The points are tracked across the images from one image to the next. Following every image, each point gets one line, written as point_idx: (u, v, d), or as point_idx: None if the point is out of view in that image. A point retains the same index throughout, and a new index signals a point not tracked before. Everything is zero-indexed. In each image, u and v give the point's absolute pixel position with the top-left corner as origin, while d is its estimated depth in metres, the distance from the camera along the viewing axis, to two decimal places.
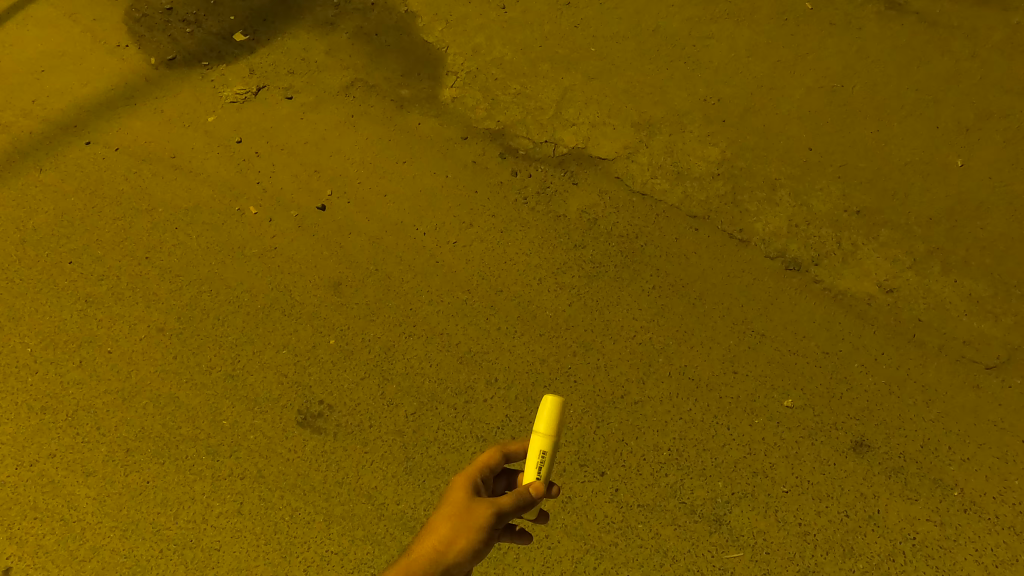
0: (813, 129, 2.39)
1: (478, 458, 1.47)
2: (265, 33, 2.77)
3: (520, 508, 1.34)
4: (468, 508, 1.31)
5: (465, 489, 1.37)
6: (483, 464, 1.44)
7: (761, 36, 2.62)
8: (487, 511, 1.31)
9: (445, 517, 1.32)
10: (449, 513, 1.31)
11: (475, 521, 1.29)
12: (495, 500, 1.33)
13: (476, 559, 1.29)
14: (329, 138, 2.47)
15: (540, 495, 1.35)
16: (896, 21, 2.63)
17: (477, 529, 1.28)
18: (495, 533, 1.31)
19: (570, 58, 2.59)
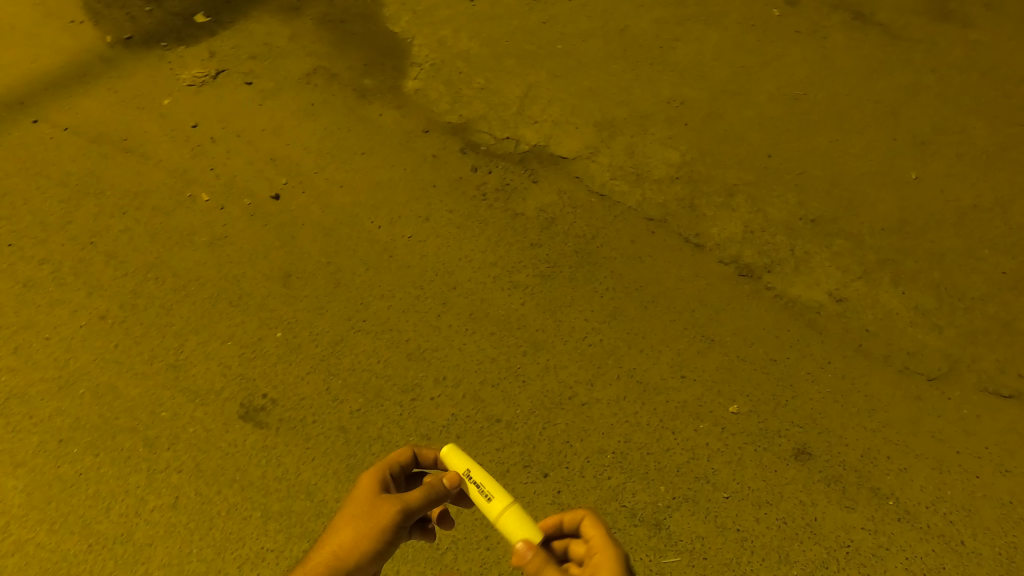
0: (773, 136, 2.41)
1: (390, 454, 1.56)
2: (227, 16, 2.73)
3: (430, 503, 1.42)
4: (374, 507, 1.40)
5: (374, 486, 1.46)
6: (393, 461, 1.54)
7: (728, 41, 2.64)
8: (392, 510, 1.40)
9: (349, 518, 1.41)
10: (354, 514, 1.41)
11: (381, 521, 1.39)
12: (401, 498, 1.41)
13: (381, 557, 1.40)
14: (287, 126, 2.42)
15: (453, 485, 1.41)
16: (859, 31, 2.68)
17: (380, 528, 1.38)
18: (401, 528, 1.41)
19: (536, 54, 2.57)
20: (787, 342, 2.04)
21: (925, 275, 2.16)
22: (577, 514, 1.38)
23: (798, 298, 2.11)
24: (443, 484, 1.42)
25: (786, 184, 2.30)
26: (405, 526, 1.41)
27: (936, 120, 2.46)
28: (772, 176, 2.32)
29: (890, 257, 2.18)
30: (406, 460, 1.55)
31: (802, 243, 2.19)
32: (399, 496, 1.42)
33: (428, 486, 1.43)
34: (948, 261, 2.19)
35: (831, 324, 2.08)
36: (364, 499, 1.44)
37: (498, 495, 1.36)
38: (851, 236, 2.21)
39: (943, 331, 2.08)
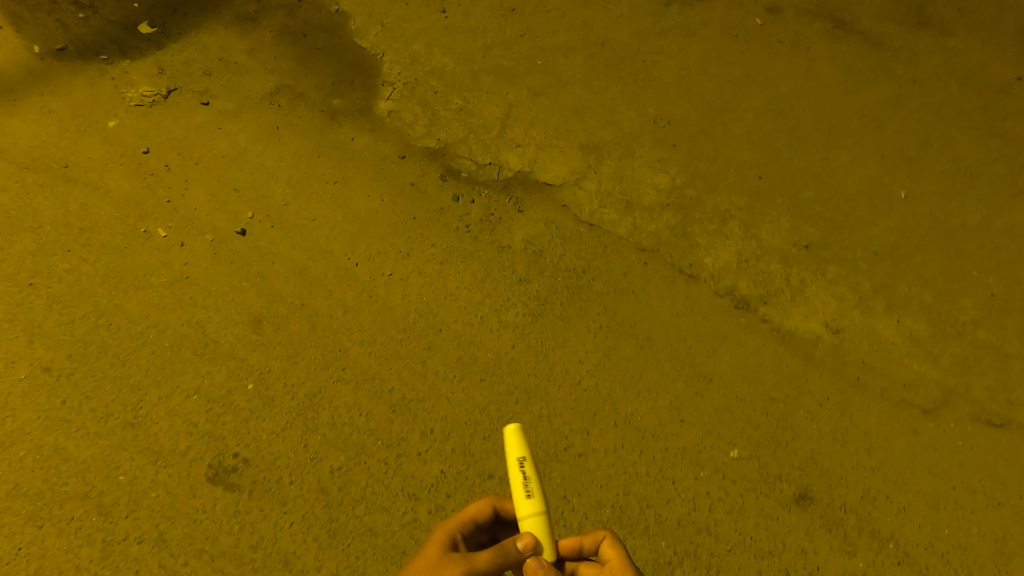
0: (763, 155, 2.28)
1: (465, 509, 1.48)
2: (175, 26, 2.55)
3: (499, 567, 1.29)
4: (440, 566, 1.30)
5: (444, 544, 1.37)
6: (472, 517, 1.46)
7: (710, 52, 2.49)
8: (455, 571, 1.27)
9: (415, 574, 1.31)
10: (420, 570, 1.31)
11: None
12: (470, 560, 1.28)
13: None
14: (251, 152, 2.24)
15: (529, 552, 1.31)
16: (841, 41, 2.54)
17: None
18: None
19: (515, 70, 2.43)
20: (786, 379, 1.98)
21: (918, 302, 2.10)
22: (597, 536, 1.48)
23: (795, 330, 2.04)
24: (515, 547, 1.31)
25: (778, 209, 2.20)
26: None
27: (920, 135, 2.37)
28: (764, 200, 2.21)
29: (884, 283, 2.12)
30: (483, 515, 1.47)
31: (798, 271, 2.11)
32: (466, 557, 1.30)
33: (500, 547, 1.31)
34: (940, 286, 2.12)
35: (828, 358, 2.01)
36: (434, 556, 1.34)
37: (536, 496, 1.42)
38: (846, 261, 2.14)
39: (937, 360, 2.03)
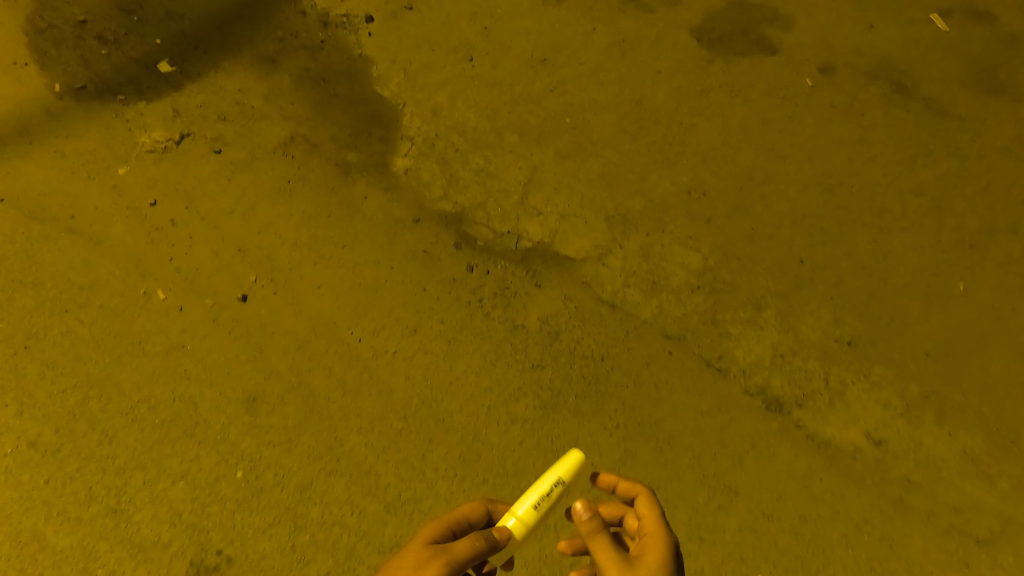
0: (807, 235, 2.08)
1: (458, 509, 1.44)
2: (194, 65, 2.43)
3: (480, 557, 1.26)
4: (424, 555, 1.25)
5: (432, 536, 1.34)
6: (464, 515, 1.42)
7: (755, 116, 2.31)
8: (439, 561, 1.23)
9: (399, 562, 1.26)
10: (404, 559, 1.26)
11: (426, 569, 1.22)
12: (448, 550, 1.25)
13: None
14: (258, 209, 2.15)
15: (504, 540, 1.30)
16: (901, 106, 2.31)
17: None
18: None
19: (541, 128, 2.28)
20: (819, 496, 1.79)
21: (974, 412, 1.87)
22: (634, 487, 1.49)
23: (832, 439, 1.84)
24: (495, 538, 1.29)
25: (820, 298, 1.99)
26: None
27: (985, 217, 2.12)
28: (805, 287, 2.01)
29: (935, 389, 1.90)
30: (476, 516, 1.43)
31: (838, 370, 1.91)
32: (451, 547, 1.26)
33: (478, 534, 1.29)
34: (1000, 395, 1.89)
35: (868, 473, 1.82)
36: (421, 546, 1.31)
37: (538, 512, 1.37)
38: (893, 361, 1.92)
39: (994, 483, 1.81)
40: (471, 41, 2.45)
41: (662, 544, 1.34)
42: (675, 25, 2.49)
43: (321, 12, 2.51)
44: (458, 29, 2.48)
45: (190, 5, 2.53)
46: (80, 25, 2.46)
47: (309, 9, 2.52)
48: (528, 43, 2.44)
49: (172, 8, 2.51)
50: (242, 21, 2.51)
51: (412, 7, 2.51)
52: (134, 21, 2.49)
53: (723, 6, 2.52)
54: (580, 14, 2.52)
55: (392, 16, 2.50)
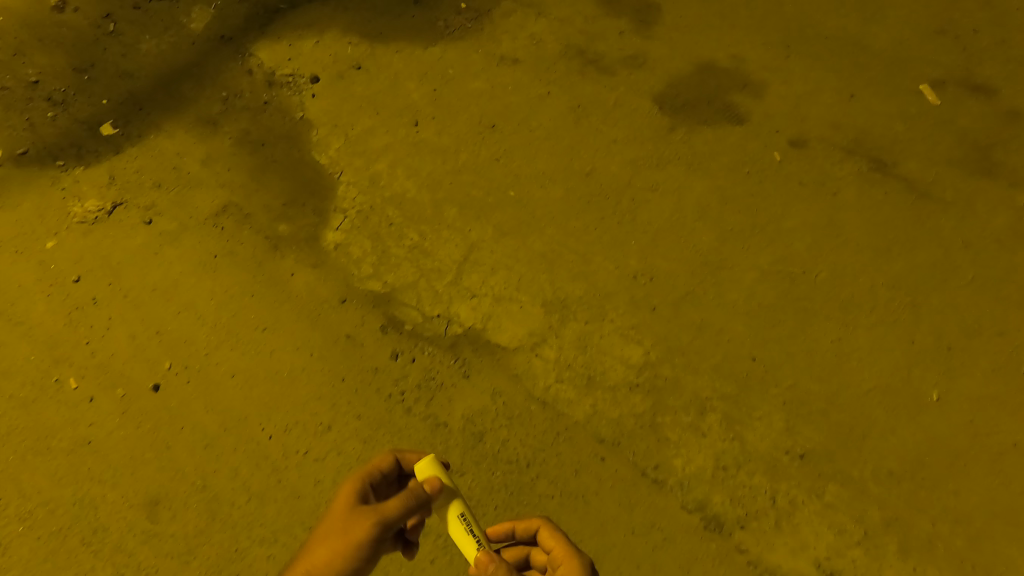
0: (761, 330, 1.93)
1: (372, 460, 1.42)
2: (137, 127, 2.35)
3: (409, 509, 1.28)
4: (348, 526, 1.26)
5: (348, 499, 1.33)
6: (375, 468, 1.40)
7: (715, 192, 2.15)
8: (367, 525, 1.26)
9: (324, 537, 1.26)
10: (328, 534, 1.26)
11: (355, 539, 1.25)
12: (379, 510, 1.28)
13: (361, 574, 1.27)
14: (183, 286, 2.04)
15: (435, 490, 1.30)
16: (879, 186, 2.18)
17: (357, 544, 1.24)
18: (381, 543, 1.27)
19: (483, 201, 2.13)
20: None
21: (944, 545, 1.69)
22: (532, 522, 1.42)
23: (777, 568, 1.67)
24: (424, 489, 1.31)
25: (771, 403, 1.84)
26: (382, 541, 1.27)
27: (966, 318, 1.96)
28: (755, 390, 1.85)
29: (898, 516, 1.72)
30: (387, 466, 1.42)
31: (787, 489, 1.74)
32: (377, 509, 1.28)
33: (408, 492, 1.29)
34: (976, 527, 1.71)
35: None
36: (340, 515, 1.30)
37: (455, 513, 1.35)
38: (850, 480, 1.76)
39: None
40: (417, 103, 2.31)
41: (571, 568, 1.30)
42: (637, 89, 2.35)
43: (268, 71, 2.39)
44: (405, 91, 2.33)
45: (141, 63, 2.45)
46: (32, 86, 2.41)
47: (256, 67, 2.40)
48: (477, 106, 2.30)
49: (123, 66, 2.44)
50: (189, 80, 2.42)
51: (360, 66, 2.38)
52: (85, 80, 2.43)
53: (692, 68, 2.41)
54: (535, 75, 2.37)
55: (337, 75, 2.36)
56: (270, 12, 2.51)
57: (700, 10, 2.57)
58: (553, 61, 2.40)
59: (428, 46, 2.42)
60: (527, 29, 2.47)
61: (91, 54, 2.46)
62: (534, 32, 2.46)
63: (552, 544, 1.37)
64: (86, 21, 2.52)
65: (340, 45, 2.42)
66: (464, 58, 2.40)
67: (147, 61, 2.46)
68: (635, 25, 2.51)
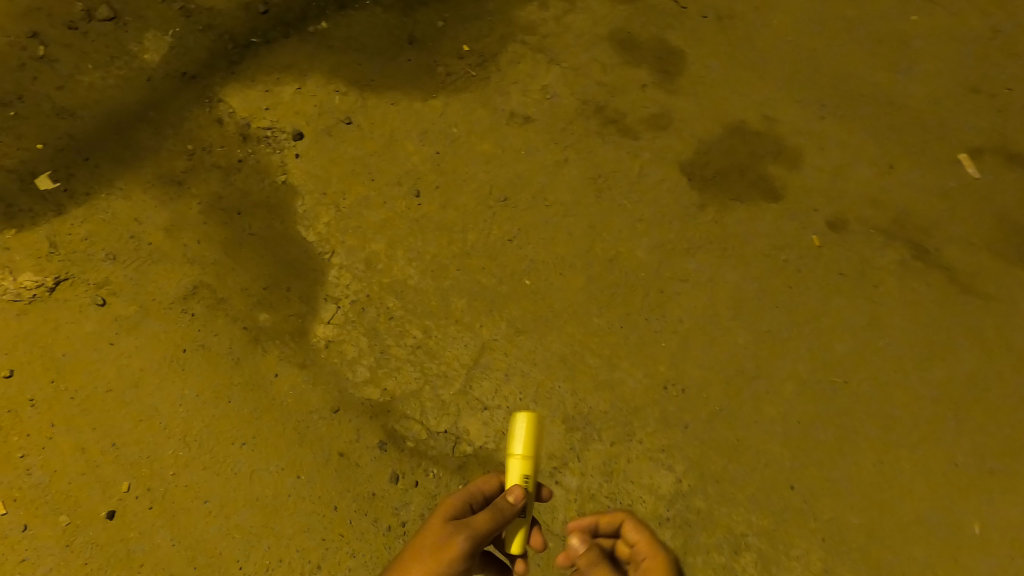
0: (799, 452, 1.79)
1: (474, 481, 1.43)
2: (83, 181, 2.03)
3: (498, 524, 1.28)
4: (443, 539, 1.27)
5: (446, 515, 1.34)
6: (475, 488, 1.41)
7: (749, 285, 1.94)
8: (458, 540, 1.26)
9: (421, 548, 1.28)
10: (424, 545, 1.27)
11: (447, 553, 1.24)
12: (467, 523, 1.28)
13: None
14: (145, 388, 1.77)
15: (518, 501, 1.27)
16: (920, 277, 1.99)
17: (447, 561, 1.24)
18: (471, 558, 1.27)
19: (495, 291, 1.89)
20: None
21: None
22: (617, 516, 1.46)
23: None
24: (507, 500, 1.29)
25: (808, 538, 1.71)
26: (472, 556, 1.27)
27: (1011, 437, 1.85)
28: (793, 522, 1.73)
29: None
30: (489, 488, 1.42)
31: None
32: (467, 524, 1.28)
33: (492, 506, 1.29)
34: None
35: None
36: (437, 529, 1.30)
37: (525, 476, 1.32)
38: None
39: None
40: (418, 169, 2.03)
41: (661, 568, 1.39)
42: (662, 156, 2.08)
43: (242, 121, 2.09)
44: (403, 152, 2.05)
45: (83, 100, 2.16)
46: None
47: (227, 116, 2.10)
48: (486, 174, 2.03)
49: (61, 102, 2.14)
50: (143, 125, 2.12)
51: (350, 120, 2.09)
52: (11, 116, 2.11)
53: (721, 131, 2.12)
54: (548, 136, 2.10)
55: (325, 130, 2.08)
56: (241, 47, 2.24)
57: (724, 58, 2.26)
58: (569, 119, 2.12)
59: (427, 97, 2.14)
60: (539, 79, 2.18)
61: (17, 83, 2.16)
62: (546, 84, 2.18)
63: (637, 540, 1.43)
64: (6, 39, 2.21)
65: (325, 92, 2.13)
66: (468, 113, 2.12)
67: (89, 96, 2.16)
68: (657, 75, 2.20)
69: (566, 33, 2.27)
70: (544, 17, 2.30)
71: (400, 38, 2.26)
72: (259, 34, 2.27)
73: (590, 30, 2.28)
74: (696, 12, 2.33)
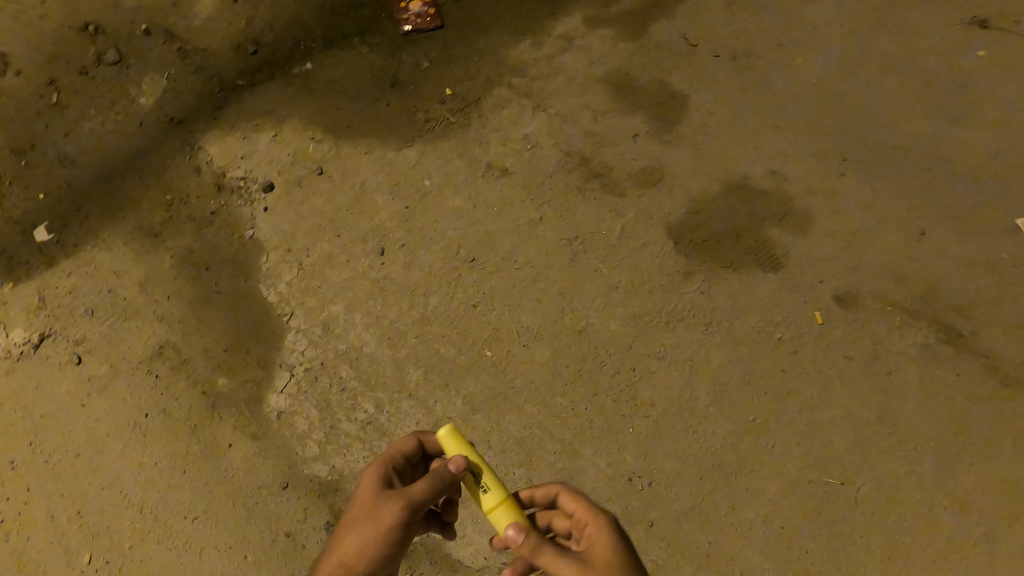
0: (779, 565, 1.60)
1: (392, 445, 1.44)
2: (73, 233, 2.10)
3: (435, 492, 1.28)
4: (375, 509, 1.26)
5: (375, 485, 1.33)
6: (397, 451, 1.42)
7: (738, 367, 1.73)
8: (394, 509, 1.25)
9: (355, 521, 1.27)
10: (356, 519, 1.27)
11: (383, 523, 1.24)
12: (402, 494, 1.27)
13: (395, 557, 1.27)
14: (110, 452, 1.84)
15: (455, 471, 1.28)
16: (947, 366, 1.73)
17: (385, 532, 1.24)
18: (410, 526, 1.27)
19: (453, 364, 1.77)
20: None
21: None
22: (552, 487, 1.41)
23: None
24: (447, 469, 1.28)
25: None
26: (411, 523, 1.27)
27: None
28: None
29: None
30: (410, 449, 1.43)
31: None
32: (402, 494, 1.27)
33: (431, 474, 1.28)
34: None
35: None
36: (368, 499, 1.30)
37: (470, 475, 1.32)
38: None
39: None
40: (385, 225, 1.92)
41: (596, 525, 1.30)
42: (651, 215, 1.89)
43: (218, 172, 2.06)
44: (373, 205, 1.94)
45: (83, 146, 2.19)
46: None
47: (204, 165, 2.08)
48: (455, 231, 1.90)
49: (66, 150, 2.19)
50: (131, 174, 2.14)
51: (322, 171, 2.00)
52: (23, 164, 2.18)
53: (719, 189, 1.92)
54: (527, 190, 1.94)
55: (296, 182, 1.99)
56: (227, 90, 2.20)
57: (734, 103, 2.05)
58: (551, 172, 1.96)
59: (403, 145, 2.03)
60: (523, 127, 2.03)
61: (32, 132, 2.21)
62: (529, 132, 2.02)
63: (572, 506, 1.36)
64: (26, 84, 2.25)
65: (301, 141, 2.05)
66: (443, 165, 1.99)
67: (91, 143, 2.19)
68: (653, 123, 2.01)
69: (557, 75, 2.11)
70: (537, 56, 2.15)
71: (383, 81, 2.14)
72: (247, 75, 2.21)
73: (584, 71, 2.11)
74: (707, 49, 2.15)
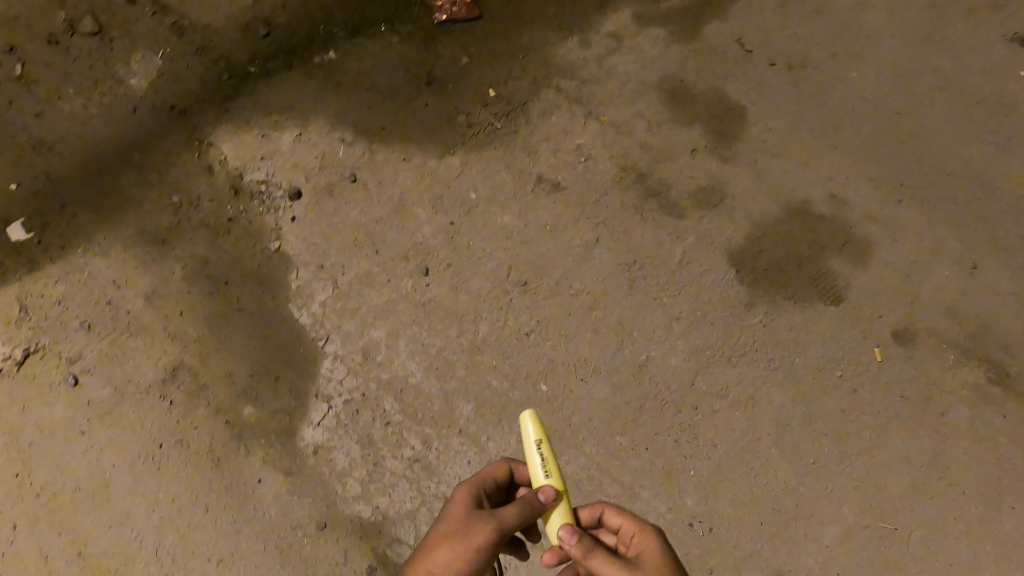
0: None
1: (484, 468, 1.40)
2: (59, 233, 1.79)
3: (524, 521, 1.23)
4: (467, 525, 1.22)
5: (467, 502, 1.30)
6: (491, 475, 1.38)
7: (795, 407, 1.73)
8: (485, 531, 1.21)
9: (443, 534, 1.24)
10: (446, 531, 1.23)
11: (472, 543, 1.20)
12: (494, 516, 1.22)
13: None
14: (118, 489, 1.63)
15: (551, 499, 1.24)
16: (998, 409, 1.73)
17: (474, 552, 1.20)
18: (497, 549, 1.22)
19: (507, 398, 1.68)
20: None
21: None
22: (595, 508, 1.41)
23: None
24: (538, 499, 1.25)
25: None
26: (498, 549, 1.22)
27: None
28: None
29: None
30: (502, 475, 1.39)
31: None
32: (495, 515, 1.23)
33: (522, 500, 1.24)
34: None
35: None
36: (459, 513, 1.27)
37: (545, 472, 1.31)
38: None
39: None
40: (429, 243, 1.78)
41: (647, 539, 1.30)
42: (709, 241, 1.82)
43: (234, 173, 1.83)
44: (414, 220, 1.80)
45: (62, 131, 1.85)
46: None
47: (217, 164, 1.84)
48: (505, 252, 1.78)
49: (41, 134, 1.85)
50: (126, 168, 1.84)
51: (355, 178, 1.83)
52: None
53: (780, 215, 1.85)
54: (580, 208, 1.82)
55: (326, 190, 1.82)
56: (237, 78, 1.90)
57: (793, 119, 1.93)
58: (604, 189, 1.84)
59: (444, 152, 1.86)
60: (573, 136, 1.88)
61: None
62: (581, 143, 1.88)
63: (619, 520, 1.37)
64: None
65: (329, 142, 1.85)
66: (489, 177, 1.84)
67: (72, 128, 1.85)
68: (711, 138, 1.90)
69: (610, 77, 1.93)
70: (585, 56, 1.95)
71: (417, 76, 1.91)
72: (259, 61, 1.91)
73: (637, 74, 1.94)
74: (763, 58, 1.98)
